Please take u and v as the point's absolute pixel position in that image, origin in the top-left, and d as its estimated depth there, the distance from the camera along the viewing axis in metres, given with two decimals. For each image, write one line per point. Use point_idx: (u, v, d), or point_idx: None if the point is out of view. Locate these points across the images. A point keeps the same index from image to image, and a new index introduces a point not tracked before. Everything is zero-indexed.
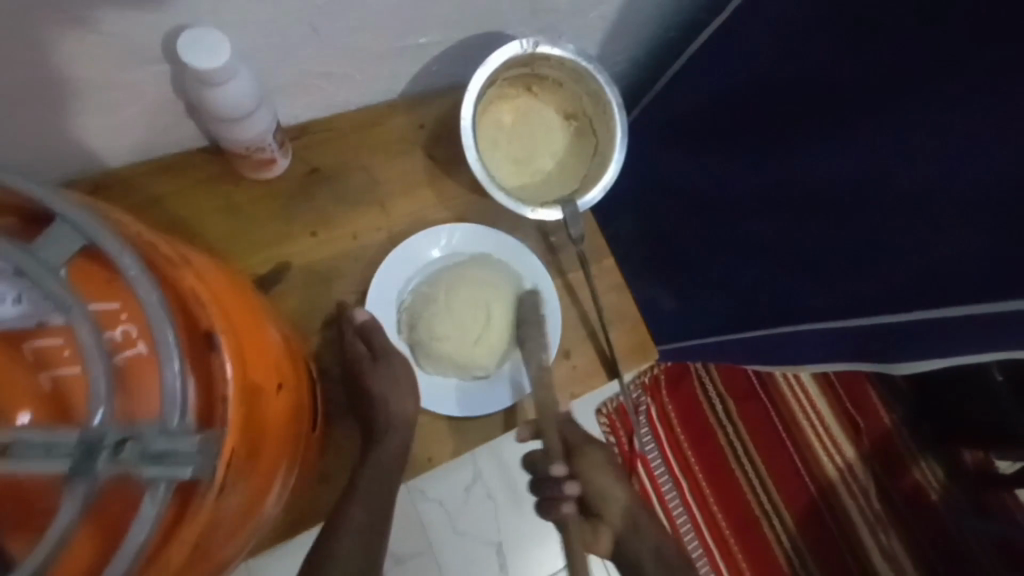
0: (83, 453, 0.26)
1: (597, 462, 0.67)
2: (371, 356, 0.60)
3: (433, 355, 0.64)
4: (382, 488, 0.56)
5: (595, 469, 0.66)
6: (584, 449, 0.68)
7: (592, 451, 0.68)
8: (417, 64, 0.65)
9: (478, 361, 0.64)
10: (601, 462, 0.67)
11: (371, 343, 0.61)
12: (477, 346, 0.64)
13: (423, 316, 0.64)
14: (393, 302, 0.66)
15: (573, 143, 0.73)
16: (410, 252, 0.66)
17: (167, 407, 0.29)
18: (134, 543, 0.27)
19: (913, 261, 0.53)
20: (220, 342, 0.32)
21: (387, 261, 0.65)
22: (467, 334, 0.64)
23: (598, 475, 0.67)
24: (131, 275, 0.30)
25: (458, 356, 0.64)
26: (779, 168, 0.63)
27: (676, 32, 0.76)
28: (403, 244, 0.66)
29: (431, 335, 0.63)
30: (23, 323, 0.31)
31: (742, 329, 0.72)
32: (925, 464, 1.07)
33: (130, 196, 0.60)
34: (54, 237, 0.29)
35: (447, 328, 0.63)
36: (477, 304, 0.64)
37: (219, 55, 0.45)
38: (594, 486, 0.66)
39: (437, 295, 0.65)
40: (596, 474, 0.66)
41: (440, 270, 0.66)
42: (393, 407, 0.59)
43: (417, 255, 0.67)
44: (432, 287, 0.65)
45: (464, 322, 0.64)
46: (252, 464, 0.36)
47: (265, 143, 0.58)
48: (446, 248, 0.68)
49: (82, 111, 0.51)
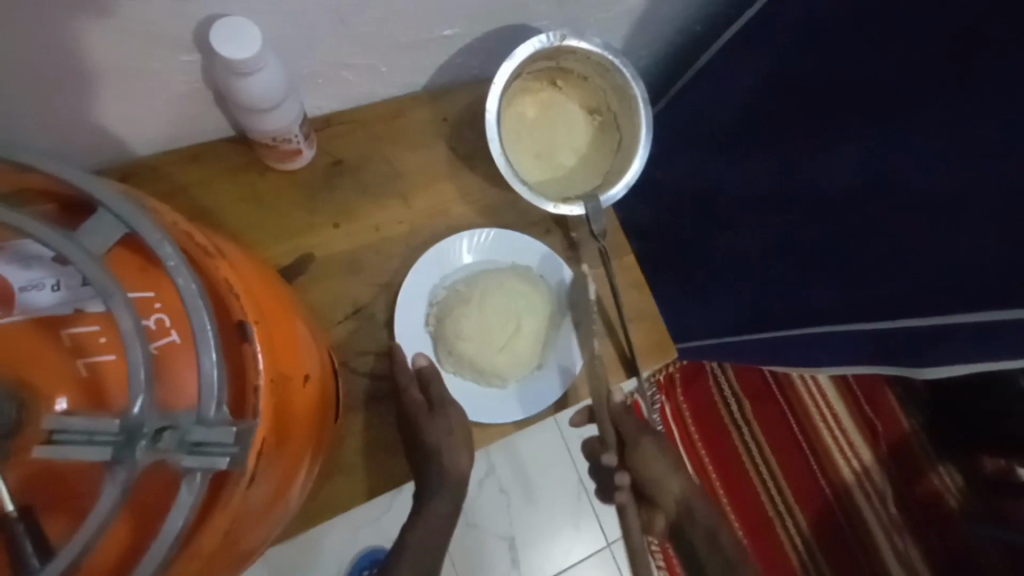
0: (126, 439, 0.27)
1: (653, 454, 0.67)
2: (428, 407, 0.61)
3: (461, 358, 0.66)
4: (432, 540, 0.59)
5: (649, 458, 0.67)
6: (639, 441, 0.68)
7: (647, 440, 0.68)
8: (441, 56, 0.64)
9: (504, 369, 0.66)
10: (654, 452, 0.67)
11: (427, 390, 0.63)
12: (506, 354, 0.66)
13: (455, 316, 0.66)
14: (421, 301, 0.66)
15: (596, 138, 0.72)
16: (440, 257, 0.67)
17: (204, 396, 0.30)
18: (172, 529, 0.28)
19: (943, 265, 0.52)
20: (252, 332, 0.33)
21: (419, 262, 0.66)
22: (497, 340, 0.66)
23: (657, 467, 0.67)
24: (169, 263, 0.30)
25: (485, 360, 0.66)
26: (805, 167, 0.62)
27: (701, 27, 0.75)
28: (435, 246, 0.67)
29: (461, 335, 0.65)
30: (61, 309, 0.32)
31: (762, 330, 0.71)
32: (943, 471, 1.05)
33: (158, 185, 0.61)
34: (97, 225, 0.30)
35: (477, 331, 0.66)
36: (509, 313, 0.67)
37: (252, 47, 0.45)
38: (649, 473, 0.67)
39: (470, 297, 0.67)
40: (651, 464, 0.67)
41: (473, 274, 0.68)
42: (447, 463, 0.60)
43: (448, 256, 0.67)
44: (466, 290, 0.67)
45: (496, 329, 0.66)
46: (280, 453, 0.36)
47: (291, 134, 0.58)
48: (476, 252, 0.69)
49: (114, 99, 0.52)
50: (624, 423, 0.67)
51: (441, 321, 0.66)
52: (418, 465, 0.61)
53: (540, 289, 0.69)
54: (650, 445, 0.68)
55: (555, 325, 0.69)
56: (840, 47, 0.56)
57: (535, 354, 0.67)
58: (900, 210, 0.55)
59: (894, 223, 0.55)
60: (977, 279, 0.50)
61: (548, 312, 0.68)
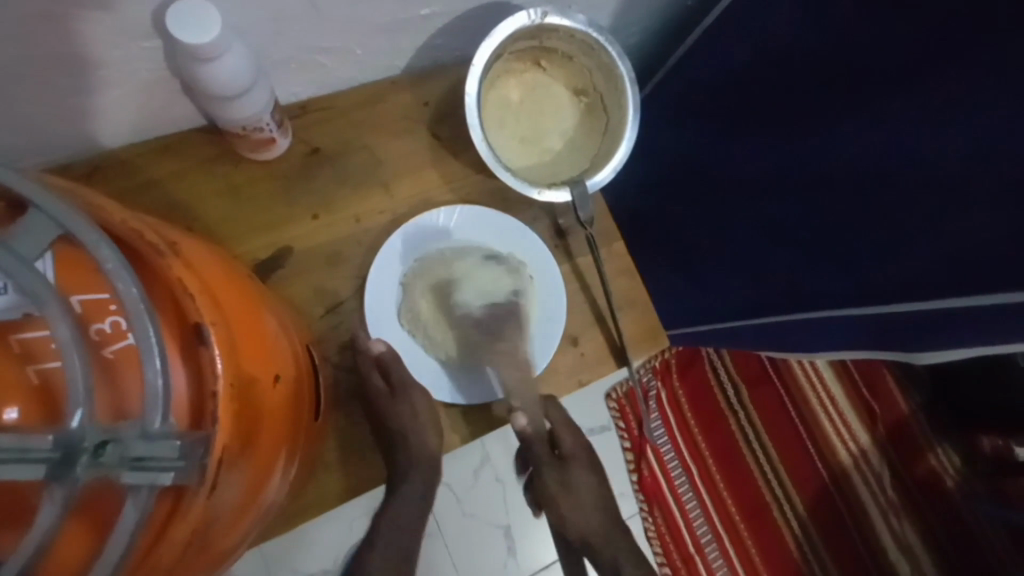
0: (63, 457, 0.25)
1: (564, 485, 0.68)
2: (390, 391, 0.61)
3: (424, 322, 0.63)
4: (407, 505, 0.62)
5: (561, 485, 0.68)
6: (543, 474, 0.68)
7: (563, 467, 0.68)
8: (419, 37, 0.62)
9: (450, 348, 0.63)
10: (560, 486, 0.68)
11: (388, 377, 0.60)
12: (458, 336, 0.63)
13: (428, 278, 0.63)
14: (402, 258, 0.64)
15: (583, 121, 0.70)
16: (417, 232, 0.65)
17: (149, 407, 0.28)
18: (117, 547, 0.26)
19: (938, 247, 0.51)
20: (209, 334, 0.31)
21: (415, 219, 0.65)
22: (446, 317, 0.63)
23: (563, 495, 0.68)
24: (109, 267, 0.28)
25: (437, 333, 0.63)
26: (798, 148, 0.60)
27: (693, 2, 0.72)
28: (426, 213, 0.65)
29: (429, 298, 0.63)
30: (8, 314, 0.30)
31: (754, 316, 0.70)
32: (941, 452, 1.05)
33: (127, 179, 0.59)
34: (29, 228, 0.28)
35: (441, 302, 0.63)
36: (460, 292, 0.62)
37: (209, 30, 0.43)
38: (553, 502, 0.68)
39: (453, 264, 0.63)
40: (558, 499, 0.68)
41: (461, 246, 0.65)
42: (414, 444, 0.62)
43: (431, 226, 0.65)
44: (451, 256, 0.64)
45: (451, 306, 0.62)
46: (248, 456, 0.35)
47: (263, 122, 0.56)
48: (464, 231, 0.66)
49: (74, 91, 0.49)
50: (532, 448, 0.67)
51: (415, 277, 0.64)
52: (385, 445, 0.62)
53: (486, 270, 0.63)
54: (556, 481, 0.68)
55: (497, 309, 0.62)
56: (838, 20, 0.54)
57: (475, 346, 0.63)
58: (897, 192, 0.53)
59: (895, 206, 0.53)
60: (972, 262, 0.48)
61: (492, 301, 0.62)
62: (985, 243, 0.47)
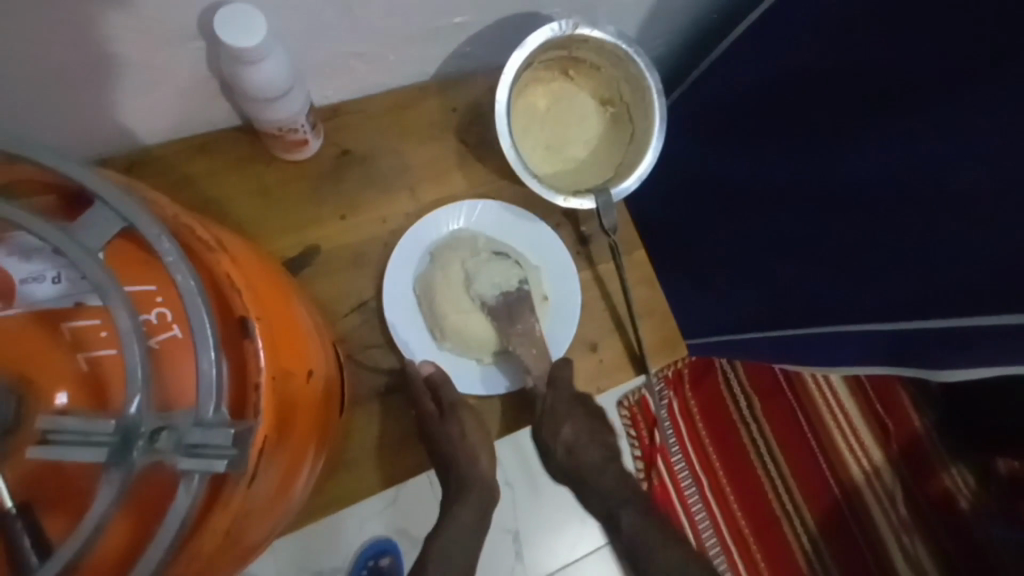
0: (121, 441, 0.26)
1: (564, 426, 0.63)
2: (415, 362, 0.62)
3: (431, 289, 0.63)
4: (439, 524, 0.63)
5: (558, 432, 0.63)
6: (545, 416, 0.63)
7: (572, 417, 0.63)
8: (451, 45, 0.63)
9: (448, 332, 0.63)
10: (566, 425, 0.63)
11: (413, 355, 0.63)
12: (461, 324, 0.63)
13: (455, 257, 0.64)
14: (446, 224, 0.66)
15: (608, 131, 0.70)
16: (467, 211, 0.67)
17: (202, 397, 0.29)
18: (169, 530, 0.28)
19: (959, 268, 0.51)
20: (253, 329, 0.32)
21: (477, 203, 0.67)
22: (465, 304, 0.63)
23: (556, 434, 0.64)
24: (169, 259, 0.30)
25: (439, 310, 0.63)
26: (824, 163, 0.61)
27: (718, 15, 0.73)
28: (486, 204, 0.67)
29: (446, 273, 0.63)
30: (61, 303, 0.31)
31: (770, 329, 0.70)
32: (956, 471, 1.03)
33: (162, 175, 0.60)
34: (95, 220, 0.30)
35: (454, 283, 0.63)
36: (476, 283, 0.63)
37: (256, 33, 0.44)
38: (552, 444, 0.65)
39: (482, 255, 0.64)
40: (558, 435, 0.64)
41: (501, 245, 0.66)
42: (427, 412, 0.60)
43: (482, 217, 0.67)
44: (485, 250, 0.65)
45: (475, 294, 0.63)
46: (282, 449, 0.35)
47: (297, 125, 0.57)
48: (506, 233, 0.67)
49: (114, 89, 0.51)
50: (554, 405, 0.62)
51: (442, 250, 0.65)
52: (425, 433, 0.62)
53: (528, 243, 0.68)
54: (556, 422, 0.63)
55: (525, 302, 0.63)
56: (871, 35, 0.54)
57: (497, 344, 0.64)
58: (921, 212, 0.53)
59: (923, 224, 0.53)
60: (993, 286, 0.49)
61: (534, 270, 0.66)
62: (1010, 269, 0.48)
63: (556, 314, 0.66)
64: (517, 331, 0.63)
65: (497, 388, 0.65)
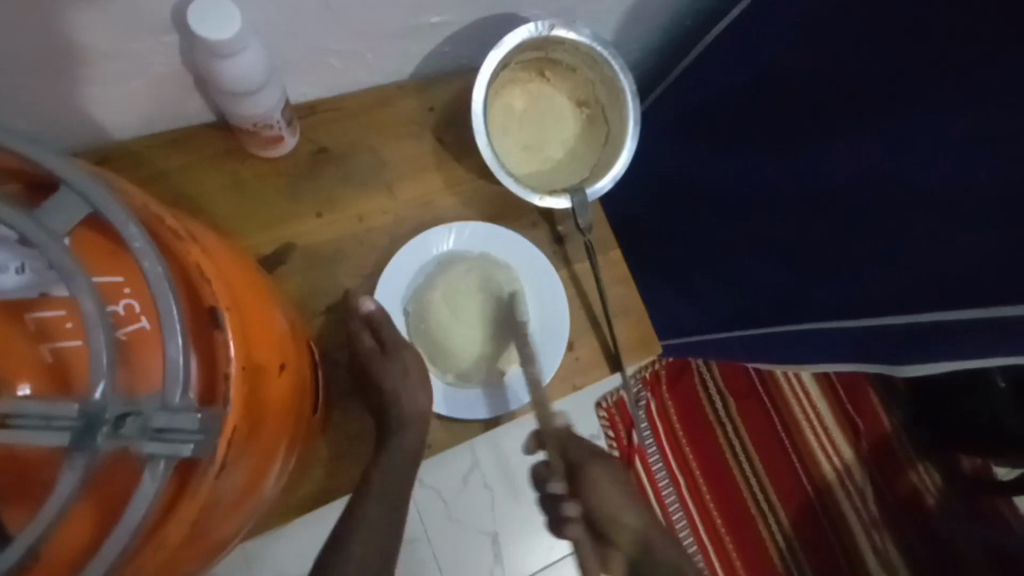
0: (84, 426, 0.26)
1: (606, 481, 0.61)
2: (381, 351, 0.60)
3: (427, 299, 0.64)
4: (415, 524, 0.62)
5: (605, 485, 0.61)
6: (587, 466, 0.61)
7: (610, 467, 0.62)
8: (429, 44, 0.64)
9: (421, 333, 0.65)
10: (611, 480, 0.61)
11: (379, 336, 0.60)
12: (445, 337, 0.64)
13: (456, 275, 0.65)
14: (445, 239, 0.66)
15: (584, 132, 0.72)
16: (467, 232, 0.67)
17: (169, 382, 0.29)
18: (133, 517, 0.27)
19: (920, 265, 0.53)
20: (224, 319, 0.33)
21: (472, 223, 0.67)
22: (455, 321, 0.64)
23: (607, 491, 0.60)
24: (136, 245, 0.29)
25: (428, 313, 0.64)
26: (791, 165, 0.63)
27: (691, 22, 0.75)
28: (482, 225, 0.67)
29: (446, 289, 0.65)
30: (26, 293, 0.31)
31: (744, 327, 0.71)
32: (923, 469, 1.07)
33: (134, 170, 0.59)
34: (63, 205, 0.30)
35: (452, 299, 0.65)
36: (471, 305, 0.65)
37: (234, 14, 0.44)
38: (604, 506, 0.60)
39: (480, 278, 0.66)
40: (606, 492, 0.60)
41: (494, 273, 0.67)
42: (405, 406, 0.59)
43: (479, 242, 0.68)
44: (484, 274, 0.66)
45: (466, 313, 0.65)
46: (253, 443, 0.35)
47: (274, 120, 0.57)
48: (497, 258, 0.68)
49: (84, 80, 0.50)
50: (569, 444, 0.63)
51: (448, 265, 0.66)
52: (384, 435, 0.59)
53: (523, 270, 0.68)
54: (600, 471, 0.61)
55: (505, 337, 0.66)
56: (833, 41, 0.56)
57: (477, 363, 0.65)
58: (885, 211, 0.55)
59: (887, 222, 0.55)
60: (954, 281, 0.51)
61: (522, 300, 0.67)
62: (968, 264, 0.50)
63: (542, 319, 0.67)
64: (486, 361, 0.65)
65: (448, 408, 0.64)
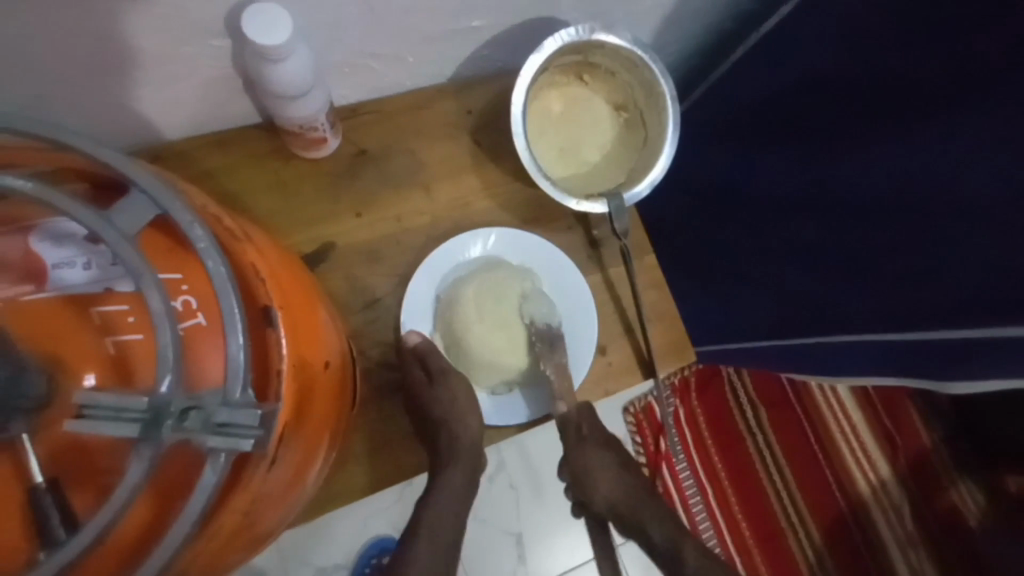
0: (152, 418, 0.27)
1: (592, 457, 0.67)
2: (428, 381, 0.61)
3: (459, 288, 0.65)
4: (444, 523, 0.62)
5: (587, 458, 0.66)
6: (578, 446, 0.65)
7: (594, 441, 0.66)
8: (469, 47, 0.64)
9: (444, 316, 0.65)
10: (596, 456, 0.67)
11: (427, 366, 0.61)
12: (465, 328, 0.64)
13: (488, 275, 0.65)
14: (480, 241, 0.67)
15: (621, 137, 0.71)
16: (500, 235, 0.67)
17: (230, 377, 0.30)
18: (195, 507, 0.28)
19: (969, 277, 0.52)
20: (276, 318, 0.34)
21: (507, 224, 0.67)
22: (479, 316, 0.63)
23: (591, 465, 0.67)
24: (200, 246, 0.31)
25: (459, 314, 0.64)
26: (835, 172, 0.61)
27: (732, 25, 0.74)
28: (513, 226, 0.68)
29: (480, 285, 0.64)
30: (92, 288, 0.32)
31: (779, 337, 0.70)
32: (964, 488, 1.03)
33: (185, 169, 0.62)
34: (132, 206, 0.31)
35: (484, 294, 0.64)
36: (496, 306, 0.64)
37: (283, 14, 0.45)
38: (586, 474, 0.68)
39: (512, 282, 0.65)
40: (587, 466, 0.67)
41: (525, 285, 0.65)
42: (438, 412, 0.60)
43: (512, 246, 0.68)
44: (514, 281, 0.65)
45: (491, 313, 0.64)
46: (300, 437, 0.36)
47: (317, 122, 0.58)
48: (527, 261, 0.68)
49: (140, 82, 0.52)
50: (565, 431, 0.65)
51: (480, 271, 0.66)
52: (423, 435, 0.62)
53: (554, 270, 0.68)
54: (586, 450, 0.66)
55: (519, 349, 0.64)
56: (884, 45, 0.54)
57: (523, 374, 0.65)
58: (932, 220, 0.53)
59: (937, 231, 0.53)
60: (1007, 293, 0.49)
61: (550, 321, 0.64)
62: (1022, 277, 0.48)
63: (570, 327, 0.66)
64: (491, 366, 0.64)
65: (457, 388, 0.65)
